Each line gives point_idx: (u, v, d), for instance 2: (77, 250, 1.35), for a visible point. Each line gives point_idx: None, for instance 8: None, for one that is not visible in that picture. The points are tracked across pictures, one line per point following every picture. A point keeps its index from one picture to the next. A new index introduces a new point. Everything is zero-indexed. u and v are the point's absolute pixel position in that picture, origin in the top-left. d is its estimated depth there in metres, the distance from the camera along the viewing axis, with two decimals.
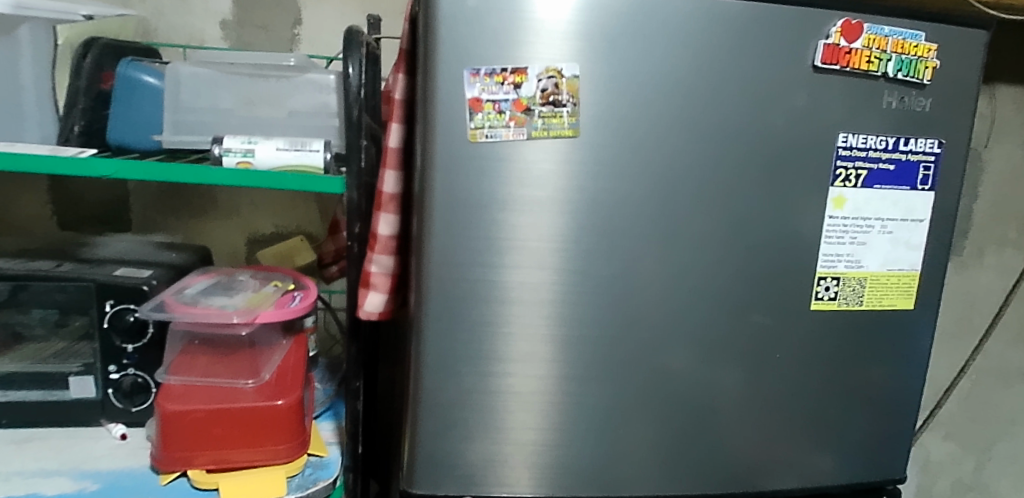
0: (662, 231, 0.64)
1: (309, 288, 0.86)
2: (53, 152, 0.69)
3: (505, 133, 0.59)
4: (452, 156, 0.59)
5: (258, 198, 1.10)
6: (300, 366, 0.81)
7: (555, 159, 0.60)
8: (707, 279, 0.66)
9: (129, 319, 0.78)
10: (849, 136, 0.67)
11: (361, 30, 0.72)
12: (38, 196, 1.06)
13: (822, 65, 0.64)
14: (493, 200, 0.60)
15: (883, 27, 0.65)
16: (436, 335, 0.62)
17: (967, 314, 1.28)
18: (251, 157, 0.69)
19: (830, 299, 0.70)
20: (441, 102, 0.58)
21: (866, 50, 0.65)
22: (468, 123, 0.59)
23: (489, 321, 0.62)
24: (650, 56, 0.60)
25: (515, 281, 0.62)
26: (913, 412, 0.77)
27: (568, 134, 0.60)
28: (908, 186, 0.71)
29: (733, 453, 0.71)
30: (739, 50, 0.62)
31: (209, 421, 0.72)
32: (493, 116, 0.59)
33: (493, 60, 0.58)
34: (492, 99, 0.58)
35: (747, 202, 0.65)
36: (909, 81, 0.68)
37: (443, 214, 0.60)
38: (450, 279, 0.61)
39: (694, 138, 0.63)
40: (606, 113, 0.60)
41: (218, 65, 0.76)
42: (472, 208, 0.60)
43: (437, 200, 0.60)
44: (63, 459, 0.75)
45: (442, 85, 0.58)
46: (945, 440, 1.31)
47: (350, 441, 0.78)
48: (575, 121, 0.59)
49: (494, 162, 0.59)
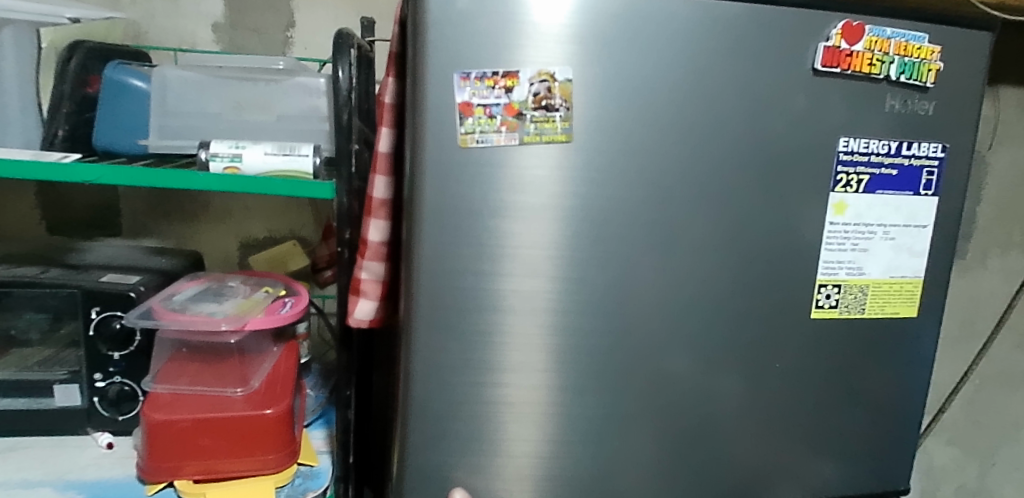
0: (658, 238, 0.62)
1: (300, 294, 0.85)
2: (35, 157, 0.67)
3: (497, 138, 0.57)
4: (443, 162, 0.58)
5: (251, 202, 1.09)
6: (290, 374, 0.79)
7: (548, 164, 0.58)
8: (704, 286, 0.64)
9: (116, 327, 0.77)
10: (850, 141, 0.66)
11: (351, 32, 0.71)
12: (27, 200, 1.04)
13: (822, 68, 0.63)
14: (485, 206, 0.59)
15: (885, 29, 0.63)
16: (427, 344, 0.61)
17: (970, 318, 1.26)
18: (239, 162, 0.68)
19: (831, 307, 0.69)
20: (430, 106, 0.57)
21: (868, 52, 0.63)
22: (459, 128, 0.57)
23: (482, 330, 0.61)
24: (646, 59, 0.59)
25: (508, 289, 0.60)
26: (916, 421, 0.75)
27: (562, 139, 0.58)
28: (911, 192, 0.69)
29: (730, 464, 0.70)
30: (738, 52, 0.61)
31: (196, 430, 0.70)
32: (484, 120, 0.57)
33: (484, 63, 0.56)
34: (483, 104, 0.57)
35: (745, 207, 0.64)
36: (912, 84, 0.66)
37: (434, 221, 0.59)
38: (441, 287, 0.60)
39: (691, 142, 0.61)
40: (601, 118, 0.59)
41: (206, 68, 0.74)
42: (464, 215, 0.59)
43: (428, 207, 0.58)
44: (47, 469, 0.74)
45: (431, 89, 0.57)
46: (948, 445, 1.30)
47: (341, 450, 0.77)
48: (568, 125, 0.58)
49: (485, 167, 0.58)
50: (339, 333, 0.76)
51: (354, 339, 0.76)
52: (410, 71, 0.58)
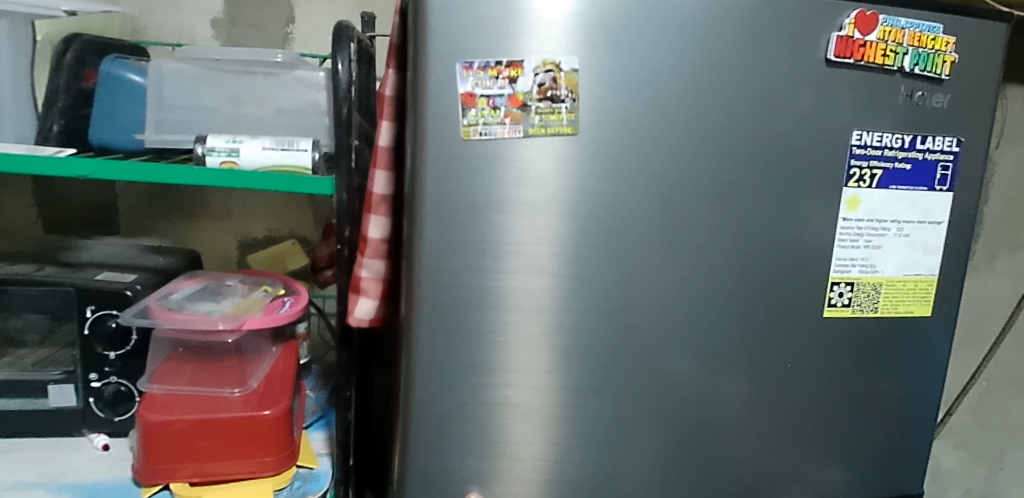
0: (665, 234, 0.60)
1: (299, 293, 0.83)
2: (29, 151, 0.66)
3: (500, 130, 0.56)
4: (444, 155, 0.56)
5: (250, 200, 1.08)
6: (289, 374, 0.78)
7: (552, 158, 0.57)
8: (712, 283, 0.63)
9: (111, 326, 0.76)
10: (864, 134, 0.64)
11: (351, 24, 0.70)
12: (24, 198, 1.03)
13: (834, 59, 0.61)
14: (489, 202, 0.57)
15: (899, 19, 0.62)
16: (429, 344, 0.59)
17: (977, 320, 1.24)
18: (236, 157, 0.67)
19: (844, 306, 0.67)
20: (432, 98, 0.55)
21: (881, 42, 0.62)
22: (461, 120, 0.56)
23: (485, 329, 0.59)
24: (654, 49, 0.57)
25: (512, 287, 0.59)
26: (928, 423, 0.74)
27: (567, 131, 0.57)
28: (925, 187, 0.68)
29: (738, 466, 0.68)
30: (748, 42, 0.59)
31: (193, 432, 0.69)
32: (488, 112, 0.56)
33: (487, 53, 0.55)
34: (486, 95, 0.55)
35: (754, 203, 0.62)
36: (927, 76, 0.64)
37: (436, 217, 0.57)
38: (443, 283, 0.58)
39: (699, 135, 0.60)
40: (607, 109, 0.57)
41: (203, 62, 0.73)
42: (467, 210, 0.57)
43: (429, 203, 0.57)
44: (41, 471, 0.72)
45: (433, 80, 0.55)
46: (954, 448, 1.28)
47: (341, 452, 0.75)
48: (574, 118, 0.56)
49: (488, 161, 0.56)
50: (339, 332, 0.74)
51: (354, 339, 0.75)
52: (410, 62, 0.56)
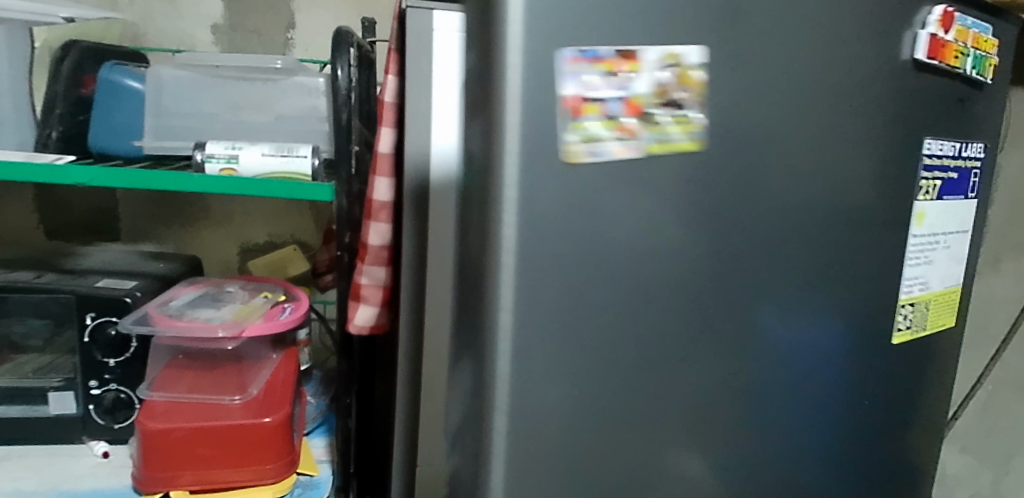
0: (794, 270, 0.50)
1: (300, 299, 0.83)
2: (28, 158, 0.65)
3: (615, 147, 0.41)
4: (541, 181, 0.40)
5: (250, 205, 1.08)
6: (290, 381, 0.77)
7: (679, 183, 0.44)
8: (830, 318, 0.54)
9: (111, 333, 0.75)
10: (932, 142, 0.58)
11: (350, 30, 0.69)
12: (25, 205, 1.03)
13: (925, 60, 0.54)
14: (608, 244, 0.42)
15: (966, 18, 0.58)
16: (537, 439, 0.43)
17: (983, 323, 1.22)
18: (236, 164, 0.66)
19: (907, 329, 0.60)
20: (523, 98, 0.39)
21: (955, 42, 0.57)
22: (564, 136, 0.40)
23: (605, 412, 0.44)
24: (783, 45, 0.46)
25: (638, 351, 0.45)
26: None
27: (691, 147, 0.43)
28: (961, 196, 0.64)
29: None
30: (867, 36, 0.50)
31: (193, 440, 0.68)
32: (599, 122, 0.41)
33: (596, 37, 0.40)
34: (597, 98, 0.40)
35: (867, 223, 0.54)
36: (977, 80, 0.62)
37: (534, 263, 0.41)
38: (547, 356, 0.42)
39: (827, 148, 0.50)
40: (735, 119, 0.45)
41: (203, 68, 0.74)
42: (581, 257, 0.41)
43: (525, 243, 0.41)
44: (41, 479, 0.72)
45: (526, 75, 0.39)
46: (960, 451, 1.22)
47: (341, 459, 0.77)
48: (698, 129, 0.43)
49: (602, 190, 0.41)
50: (339, 339, 0.74)
51: (354, 345, 0.75)
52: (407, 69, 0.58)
